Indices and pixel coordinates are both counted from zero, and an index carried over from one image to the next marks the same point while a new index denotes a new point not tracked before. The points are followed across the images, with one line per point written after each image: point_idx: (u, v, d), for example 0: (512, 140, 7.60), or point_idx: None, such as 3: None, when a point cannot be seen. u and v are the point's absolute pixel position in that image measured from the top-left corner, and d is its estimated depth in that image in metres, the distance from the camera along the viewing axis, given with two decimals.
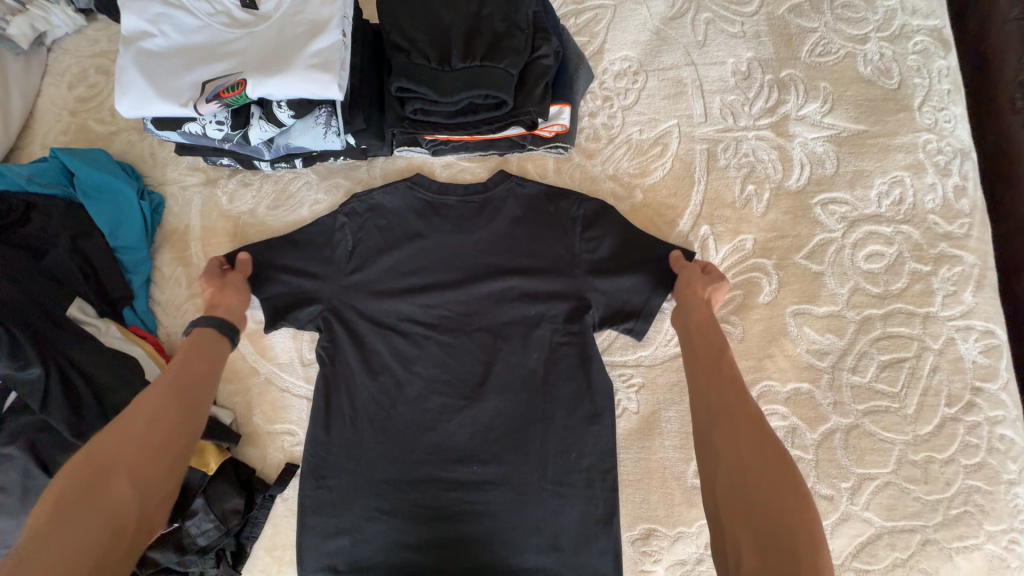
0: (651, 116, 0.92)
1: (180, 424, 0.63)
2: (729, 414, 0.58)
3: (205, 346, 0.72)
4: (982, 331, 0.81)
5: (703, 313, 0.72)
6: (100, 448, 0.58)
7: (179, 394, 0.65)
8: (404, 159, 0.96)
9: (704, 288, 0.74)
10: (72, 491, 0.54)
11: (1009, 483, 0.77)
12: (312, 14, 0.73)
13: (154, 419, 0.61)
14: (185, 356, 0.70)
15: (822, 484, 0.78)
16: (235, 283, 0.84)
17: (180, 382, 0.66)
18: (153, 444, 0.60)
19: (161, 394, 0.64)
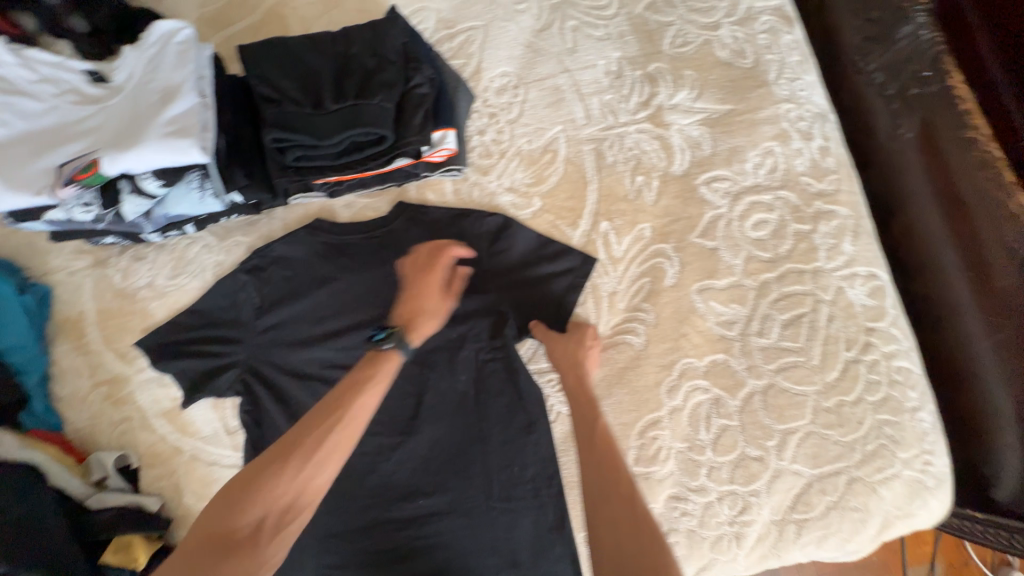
0: (537, 126, 0.95)
1: (294, 494, 0.61)
2: (609, 488, 0.66)
3: (387, 372, 0.71)
4: (866, 275, 0.88)
5: (579, 374, 0.79)
6: (213, 517, 0.59)
7: (332, 449, 0.64)
8: (302, 206, 0.94)
9: (569, 347, 0.81)
10: (184, 560, 0.56)
11: (913, 409, 0.83)
12: (164, 80, 0.72)
13: (266, 489, 0.60)
14: (365, 389, 0.68)
15: (751, 447, 0.81)
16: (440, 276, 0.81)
17: (351, 431, 0.66)
18: (288, 486, 0.61)
19: (343, 444, 0.65)
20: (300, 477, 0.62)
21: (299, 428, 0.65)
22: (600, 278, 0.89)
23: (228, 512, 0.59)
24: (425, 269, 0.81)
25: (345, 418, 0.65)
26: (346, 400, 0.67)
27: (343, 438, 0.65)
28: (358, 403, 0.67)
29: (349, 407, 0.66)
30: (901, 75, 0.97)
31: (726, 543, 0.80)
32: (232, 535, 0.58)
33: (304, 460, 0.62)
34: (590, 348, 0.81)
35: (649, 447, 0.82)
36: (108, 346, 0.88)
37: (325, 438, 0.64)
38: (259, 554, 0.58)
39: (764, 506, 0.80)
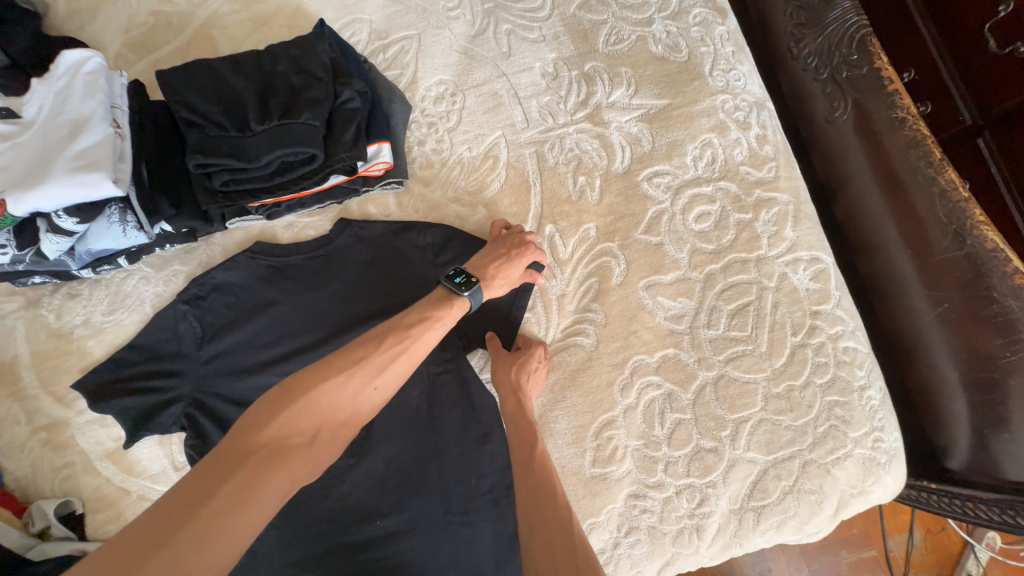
0: (476, 132, 0.95)
1: (350, 412, 0.63)
2: (545, 510, 0.66)
3: (454, 315, 0.73)
4: (809, 259, 0.89)
5: (521, 397, 0.79)
6: (279, 419, 0.57)
7: (387, 378, 0.66)
8: (241, 230, 0.92)
9: (512, 366, 0.80)
10: (232, 458, 0.53)
11: (861, 389, 0.85)
12: (73, 112, 0.70)
13: (332, 402, 0.61)
14: (431, 322, 0.70)
15: (706, 439, 0.82)
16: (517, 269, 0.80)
17: (405, 360, 0.67)
18: (341, 412, 0.62)
19: (393, 376, 0.66)
20: (356, 398, 0.63)
21: (363, 348, 0.65)
22: (547, 281, 0.88)
23: (290, 417, 0.58)
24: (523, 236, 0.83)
25: (408, 348, 0.67)
26: (405, 329, 0.68)
27: (397, 367, 0.66)
28: (422, 333, 0.69)
29: (413, 335, 0.68)
30: (833, 59, 0.97)
31: (688, 536, 0.81)
32: (289, 441, 0.57)
33: (364, 384, 0.63)
34: (536, 366, 0.81)
35: (605, 448, 0.82)
36: (45, 390, 0.85)
37: (385, 366, 0.65)
38: (308, 462, 0.59)
39: (721, 496, 0.81)
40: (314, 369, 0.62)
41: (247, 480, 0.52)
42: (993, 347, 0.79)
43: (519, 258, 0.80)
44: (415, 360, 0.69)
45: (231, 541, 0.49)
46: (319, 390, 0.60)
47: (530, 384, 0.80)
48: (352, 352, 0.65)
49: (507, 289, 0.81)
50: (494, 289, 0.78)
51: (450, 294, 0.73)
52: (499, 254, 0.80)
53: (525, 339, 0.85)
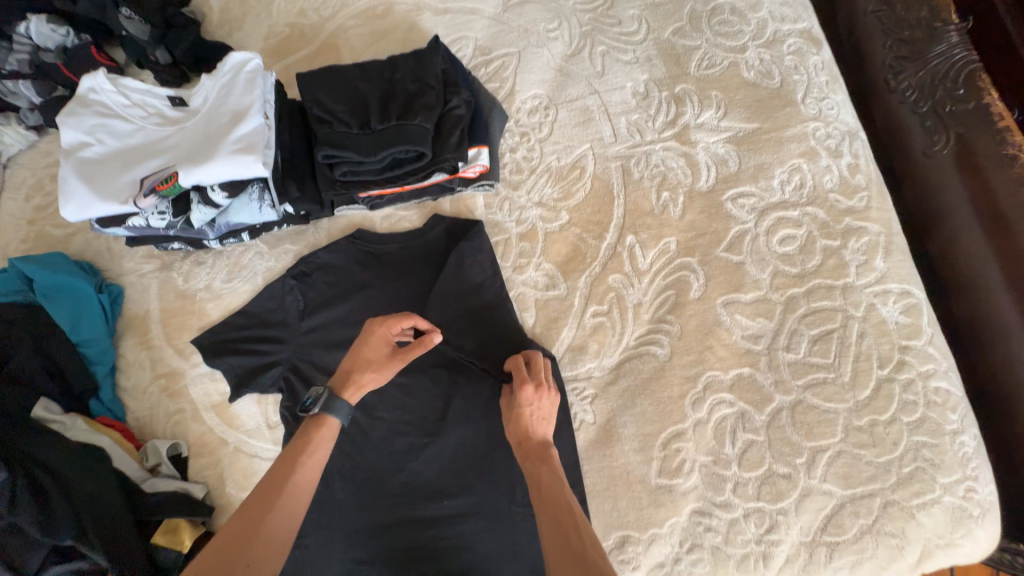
0: (566, 144, 1.00)
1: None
2: (560, 526, 0.64)
3: (324, 441, 0.72)
4: (899, 292, 0.86)
5: (528, 442, 0.76)
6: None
7: (276, 525, 0.63)
8: (345, 217, 1.01)
9: (509, 419, 0.78)
10: None
11: (953, 432, 0.81)
12: (234, 103, 0.81)
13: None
14: (302, 464, 0.69)
15: (779, 463, 0.80)
16: (376, 349, 0.78)
17: (281, 507, 0.65)
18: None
19: (272, 535, 0.63)
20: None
21: (228, 525, 0.62)
22: (625, 289, 0.91)
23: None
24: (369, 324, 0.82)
25: (281, 494, 0.65)
26: (274, 486, 0.66)
27: (273, 522, 0.63)
28: (291, 480, 0.67)
29: (284, 482, 0.66)
30: (935, 93, 0.95)
31: (753, 563, 0.79)
32: None
33: (245, 545, 0.60)
34: (531, 404, 0.78)
35: (672, 459, 0.82)
36: (168, 343, 0.96)
37: (263, 517, 0.63)
38: None
39: (792, 525, 0.79)
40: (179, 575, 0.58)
41: None
42: None
43: (366, 346, 0.78)
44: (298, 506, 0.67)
45: None
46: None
47: (534, 421, 0.77)
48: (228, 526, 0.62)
49: (376, 375, 0.77)
50: (365, 384, 0.76)
51: (316, 422, 0.73)
52: (351, 354, 0.78)
53: (515, 367, 0.82)
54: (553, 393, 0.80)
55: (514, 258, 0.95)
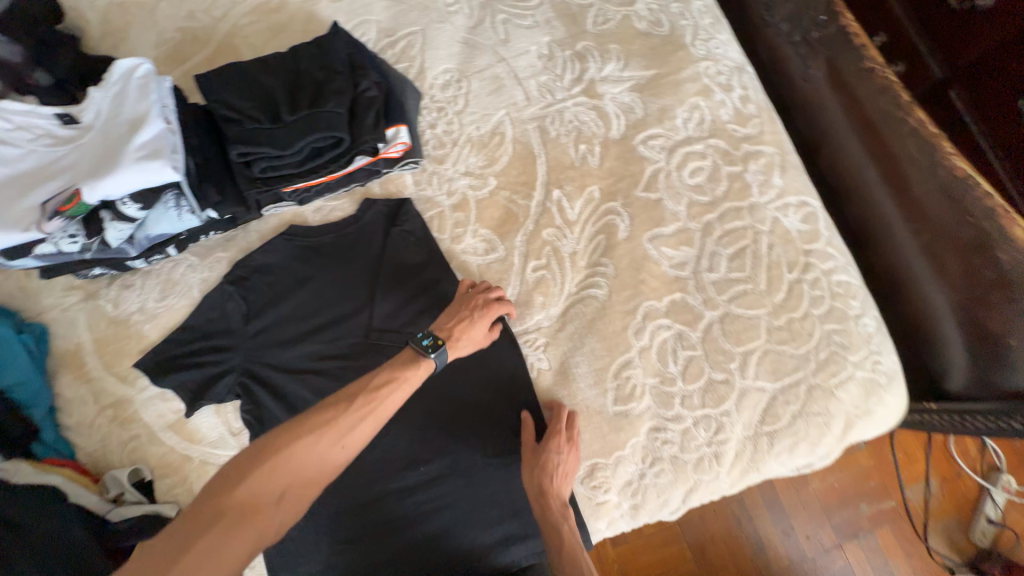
0: (482, 112, 1.03)
1: (320, 468, 0.70)
2: None
3: (417, 376, 0.79)
4: (797, 204, 0.96)
5: (551, 497, 0.81)
6: (252, 475, 0.66)
7: (356, 436, 0.73)
8: (275, 216, 1.00)
9: (534, 466, 0.82)
10: (213, 509, 0.63)
11: (856, 316, 0.92)
12: (130, 112, 0.78)
13: (301, 463, 0.68)
14: (397, 383, 0.77)
15: (717, 371, 0.89)
16: (483, 325, 0.86)
17: (373, 419, 0.74)
18: (314, 468, 0.69)
19: (351, 439, 0.72)
20: (323, 458, 0.70)
21: (332, 410, 0.72)
22: (559, 241, 0.96)
23: (258, 479, 0.66)
24: (486, 295, 0.88)
25: (375, 408, 0.74)
26: (368, 397, 0.74)
27: (361, 431, 0.73)
28: (385, 402, 0.75)
29: (381, 396, 0.75)
30: (803, 23, 1.07)
31: (708, 463, 0.87)
32: (263, 496, 0.66)
33: (330, 441, 0.70)
34: (560, 457, 0.82)
35: (624, 387, 0.89)
36: (109, 372, 0.93)
37: (348, 428, 0.72)
38: (278, 513, 0.66)
39: (736, 423, 0.88)
40: (289, 428, 0.70)
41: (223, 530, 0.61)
42: (979, 266, 0.86)
43: (480, 319, 0.85)
44: (385, 417, 0.75)
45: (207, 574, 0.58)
46: (289, 447, 0.68)
47: (559, 476, 0.81)
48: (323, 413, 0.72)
49: (470, 348, 0.86)
50: (459, 350, 0.84)
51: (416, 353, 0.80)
52: (462, 316, 0.85)
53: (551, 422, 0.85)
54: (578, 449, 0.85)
55: (450, 229, 0.98)
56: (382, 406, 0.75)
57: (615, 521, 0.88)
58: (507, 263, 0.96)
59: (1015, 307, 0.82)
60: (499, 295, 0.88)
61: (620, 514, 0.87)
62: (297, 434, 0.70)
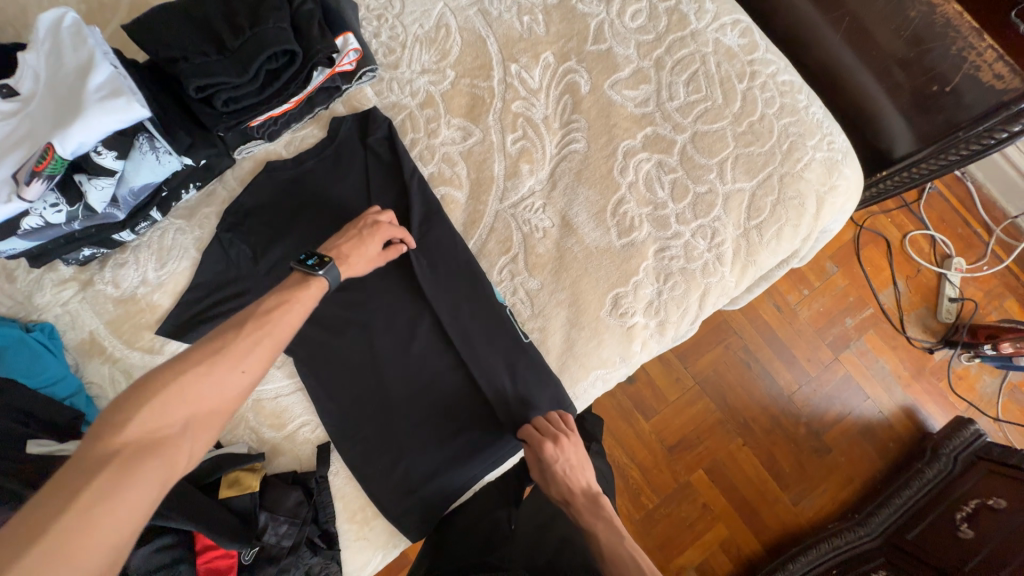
0: (422, 9, 1.04)
1: (223, 398, 0.61)
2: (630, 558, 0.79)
3: (313, 297, 0.75)
4: (732, 22, 1.03)
5: (576, 500, 0.84)
6: (139, 412, 0.55)
7: (257, 358, 0.65)
8: (249, 160, 0.99)
9: (550, 483, 0.84)
10: (89, 464, 0.51)
11: (806, 107, 1.02)
12: (73, 62, 0.75)
13: (199, 391, 0.59)
14: (290, 304, 0.71)
15: (700, 186, 0.98)
16: (375, 243, 0.85)
17: (273, 340, 0.67)
18: (214, 401, 0.61)
19: (253, 360, 0.64)
20: (226, 384, 0.61)
21: (221, 338, 0.64)
22: (530, 111, 1.01)
23: (147, 415, 0.56)
24: (376, 217, 0.87)
25: (271, 330, 0.67)
26: (258, 320, 0.67)
27: (262, 351, 0.65)
28: (286, 319, 0.70)
29: (276, 318, 0.69)
30: None
31: (712, 266, 0.97)
32: (157, 436, 0.56)
33: (228, 368, 0.62)
34: (560, 459, 0.83)
35: (624, 220, 0.97)
36: (133, 348, 0.92)
37: (245, 350, 0.64)
38: (183, 453, 0.57)
39: (727, 225, 0.97)
40: (171, 362, 0.60)
41: (109, 483, 0.51)
42: (885, 41, 1.01)
43: (372, 238, 0.85)
44: (285, 338, 0.69)
45: (110, 532, 0.50)
46: (179, 378, 0.59)
47: (574, 469, 0.84)
48: (208, 342, 0.63)
49: (368, 267, 0.85)
50: (355, 267, 0.83)
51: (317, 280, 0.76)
52: (351, 235, 0.84)
53: (531, 435, 0.84)
54: (573, 439, 0.85)
55: (425, 127, 1.01)
56: (281, 327, 0.69)
57: (647, 341, 0.96)
58: (488, 144, 1.00)
59: (939, 51, 0.94)
60: (389, 218, 0.88)
61: (650, 333, 0.96)
62: (181, 368, 0.59)
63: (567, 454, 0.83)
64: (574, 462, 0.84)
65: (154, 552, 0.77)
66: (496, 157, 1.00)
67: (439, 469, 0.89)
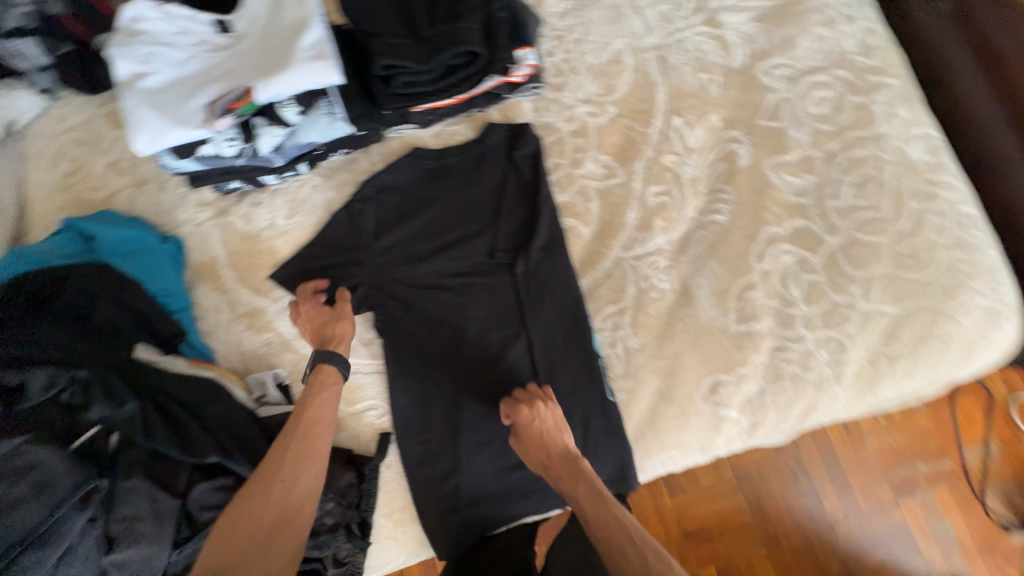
0: (602, 41, 1.04)
1: (282, 501, 0.70)
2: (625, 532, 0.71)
3: (332, 387, 0.82)
4: (921, 135, 0.96)
5: (556, 466, 0.79)
6: (219, 539, 0.66)
7: (296, 458, 0.73)
8: (396, 139, 1.02)
9: (530, 446, 0.80)
10: None
11: (981, 247, 0.92)
12: (291, 16, 0.79)
13: (261, 505, 0.69)
14: (302, 407, 0.79)
15: (839, 295, 0.90)
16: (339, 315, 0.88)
17: (306, 438, 0.76)
18: (276, 505, 0.69)
19: (297, 460, 0.73)
20: (278, 492, 0.70)
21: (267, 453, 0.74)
22: (681, 168, 0.98)
23: (226, 537, 0.66)
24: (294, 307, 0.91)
25: (302, 430, 0.76)
26: (294, 424, 0.76)
27: (302, 449, 0.74)
28: (312, 415, 0.78)
29: (301, 420, 0.77)
30: None
31: (827, 383, 0.89)
32: (237, 551, 0.65)
33: (277, 473, 0.71)
34: (538, 421, 0.80)
35: (747, 307, 0.91)
36: (244, 283, 0.96)
37: (289, 454, 0.73)
38: (265, 559, 0.66)
39: (857, 345, 0.90)
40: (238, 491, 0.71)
41: None
42: None
43: (321, 320, 0.88)
44: (320, 437, 0.77)
45: None
46: (236, 508, 0.68)
47: (552, 433, 0.79)
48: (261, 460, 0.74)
49: (344, 324, 0.87)
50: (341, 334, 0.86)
51: (321, 374, 0.82)
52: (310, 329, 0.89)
53: (509, 402, 0.83)
54: (551, 402, 0.82)
55: (571, 154, 1.00)
56: (312, 423, 0.77)
57: (732, 438, 0.90)
58: (628, 189, 0.98)
59: None
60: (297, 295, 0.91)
61: (739, 430, 0.89)
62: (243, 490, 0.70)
63: (544, 417, 0.80)
64: (554, 429, 0.80)
65: (214, 489, 0.76)
66: (633, 204, 0.97)
67: (488, 497, 0.87)
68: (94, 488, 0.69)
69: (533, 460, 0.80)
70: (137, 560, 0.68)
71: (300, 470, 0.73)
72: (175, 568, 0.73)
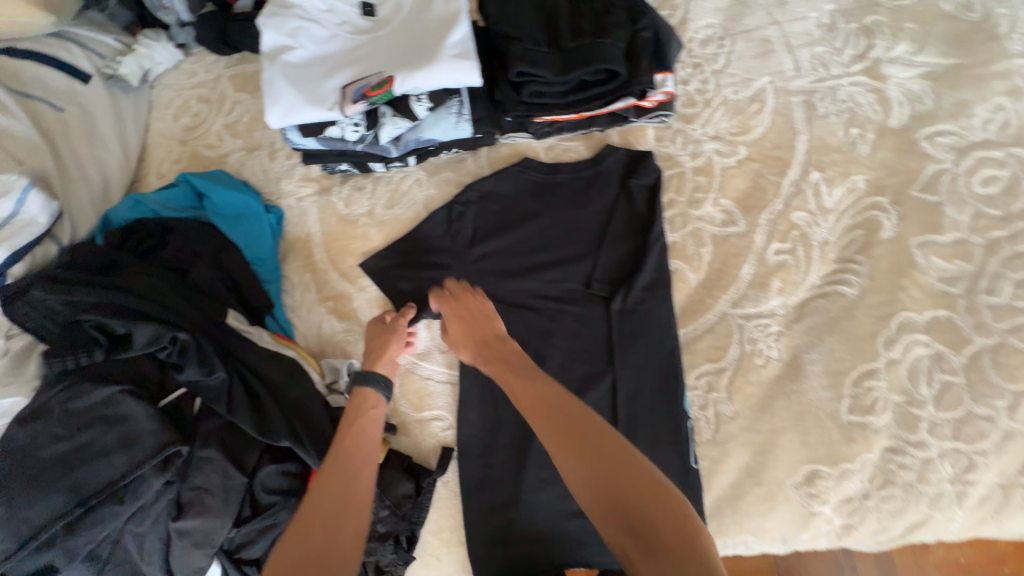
0: (744, 76, 0.96)
1: (328, 526, 0.63)
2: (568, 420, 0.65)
3: (378, 408, 0.77)
4: None
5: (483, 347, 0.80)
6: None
7: (341, 480, 0.67)
8: (507, 146, 0.98)
9: (456, 325, 0.83)
10: None
11: None
12: (441, 10, 0.77)
13: (306, 533, 0.62)
14: (346, 424, 0.74)
15: (979, 406, 0.79)
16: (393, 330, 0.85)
17: (350, 457, 0.70)
18: (323, 529, 0.62)
19: (342, 482, 0.67)
20: (323, 518, 0.63)
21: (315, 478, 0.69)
22: (811, 227, 0.89)
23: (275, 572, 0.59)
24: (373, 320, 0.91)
25: (348, 451, 0.70)
26: (341, 443, 0.72)
27: (348, 471, 0.68)
28: (357, 435, 0.73)
29: (347, 440, 0.72)
30: None
31: (947, 502, 0.78)
32: None
33: (323, 495, 0.65)
34: (462, 304, 0.83)
35: (864, 397, 0.81)
36: (333, 266, 0.95)
37: (336, 476, 0.68)
38: None
39: (991, 466, 0.78)
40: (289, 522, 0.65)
41: None
42: None
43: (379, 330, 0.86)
44: (366, 461, 0.71)
45: None
46: (285, 540, 0.62)
47: (483, 319, 0.82)
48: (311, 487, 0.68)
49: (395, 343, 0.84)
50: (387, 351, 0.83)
51: (364, 392, 0.78)
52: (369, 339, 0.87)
53: (439, 291, 0.86)
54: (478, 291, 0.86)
55: (689, 192, 0.93)
56: (358, 441, 0.72)
57: (820, 537, 0.80)
58: (747, 240, 0.90)
59: None
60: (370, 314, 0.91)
61: (829, 530, 0.80)
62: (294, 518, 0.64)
63: (473, 304, 0.83)
64: (481, 311, 0.83)
65: (278, 473, 0.75)
66: (750, 257, 0.89)
67: (542, 540, 0.82)
68: (175, 452, 0.70)
69: (461, 344, 0.82)
70: (198, 531, 0.69)
71: (347, 491, 0.66)
72: (230, 544, 0.73)
